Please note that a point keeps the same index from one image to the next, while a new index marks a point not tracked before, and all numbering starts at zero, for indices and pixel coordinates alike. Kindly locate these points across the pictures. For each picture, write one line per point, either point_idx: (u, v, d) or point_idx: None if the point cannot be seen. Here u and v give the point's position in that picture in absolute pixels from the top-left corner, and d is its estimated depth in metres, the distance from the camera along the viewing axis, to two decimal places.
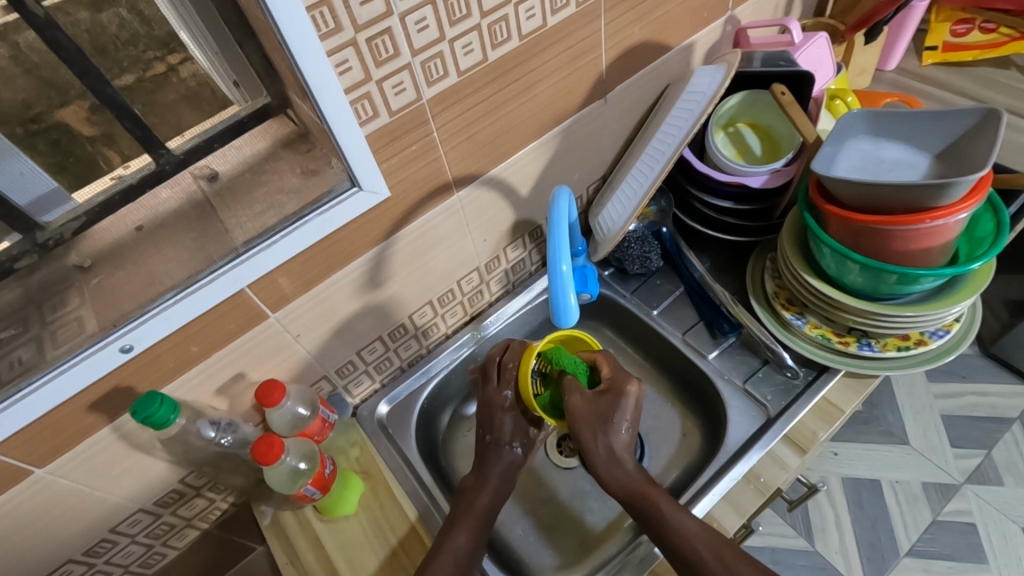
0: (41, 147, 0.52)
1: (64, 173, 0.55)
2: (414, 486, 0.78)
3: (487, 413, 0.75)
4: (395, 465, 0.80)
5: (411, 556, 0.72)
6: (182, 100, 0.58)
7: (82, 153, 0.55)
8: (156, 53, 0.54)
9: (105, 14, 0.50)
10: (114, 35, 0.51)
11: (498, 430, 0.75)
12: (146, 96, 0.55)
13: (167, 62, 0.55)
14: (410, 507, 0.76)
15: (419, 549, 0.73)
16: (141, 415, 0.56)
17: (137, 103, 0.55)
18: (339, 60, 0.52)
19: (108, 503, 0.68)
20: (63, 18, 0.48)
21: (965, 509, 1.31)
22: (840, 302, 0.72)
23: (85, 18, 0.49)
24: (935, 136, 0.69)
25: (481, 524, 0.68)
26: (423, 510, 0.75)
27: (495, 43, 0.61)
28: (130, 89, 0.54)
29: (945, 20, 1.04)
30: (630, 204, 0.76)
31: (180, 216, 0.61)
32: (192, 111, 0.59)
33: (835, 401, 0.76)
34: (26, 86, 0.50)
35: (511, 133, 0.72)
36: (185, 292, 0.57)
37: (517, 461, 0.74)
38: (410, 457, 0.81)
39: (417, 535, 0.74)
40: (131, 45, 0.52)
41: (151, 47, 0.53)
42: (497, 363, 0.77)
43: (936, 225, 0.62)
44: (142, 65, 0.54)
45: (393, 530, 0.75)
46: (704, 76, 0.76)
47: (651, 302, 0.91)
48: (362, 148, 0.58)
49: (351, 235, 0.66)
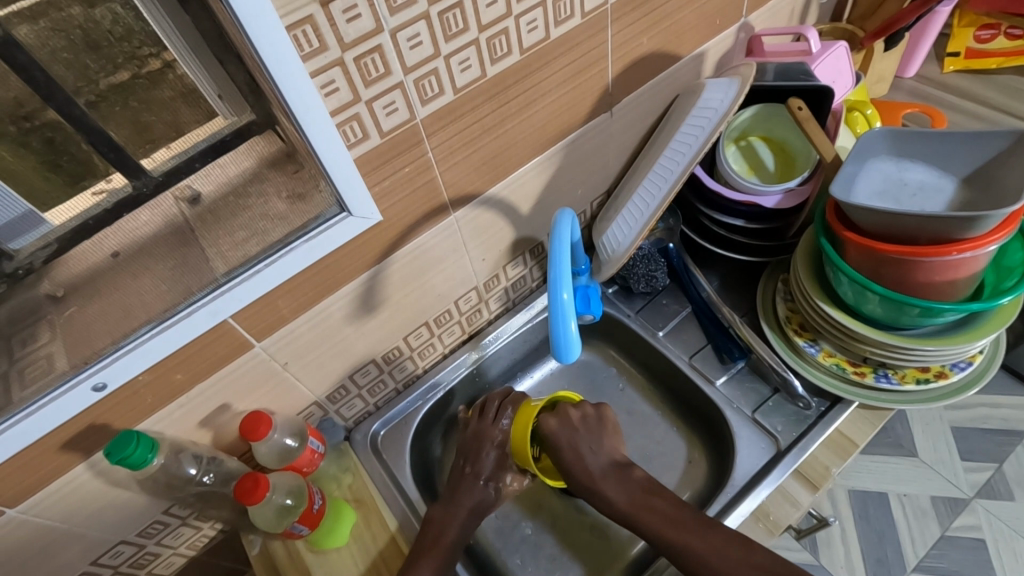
0: (34, 146, 0.47)
1: (57, 172, 0.50)
2: (407, 514, 0.75)
3: (476, 445, 0.76)
4: (388, 491, 0.77)
5: (388, 563, 0.71)
6: (180, 97, 0.51)
7: (75, 151, 0.49)
8: (151, 48, 0.47)
9: (98, 9, 0.44)
10: (108, 31, 0.45)
11: (479, 462, 0.75)
12: (141, 94, 0.49)
13: (162, 58, 0.48)
14: (391, 516, 0.75)
15: (398, 559, 0.72)
16: (116, 457, 0.53)
17: (129, 100, 0.49)
18: (325, 81, 0.48)
19: (86, 538, 0.65)
20: (53, 13, 0.43)
21: (975, 524, 1.28)
22: (858, 332, 0.68)
23: (77, 13, 0.44)
24: (963, 158, 0.65)
25: (449, 560, 0.67)
26: (404, 520, 0.74)
27: (494, 58, 0.58)
28: (124, 86, 0.48)
29: (969, 25, 0.99)
30: (636, 224, 0.73)
31: (160, 242, 0.56)
32: (189, 110, 0.52)
33: (850, 435, 0.73)
34: (19, 84, 0.44)
35: (512, 150, 0.68)
36: (163, 326, 0.55)
37: (489, 499, 0.74)
38: (404, 485, 0.78)
39: (397, 544, 0.73)
40: (125, 41, 0.46)
41: (146, 42, 0.47)
42: (496, 404, 0.78)
43: (964, 257, 0.58)
44: (137, 61, 0.48)
45: (371, 537, 0.73)
46: (716, 89, 0.73)
47: (657, 322, 0.87)
48: (350, 173, 0.55)
49: (340, 260, 0.62)
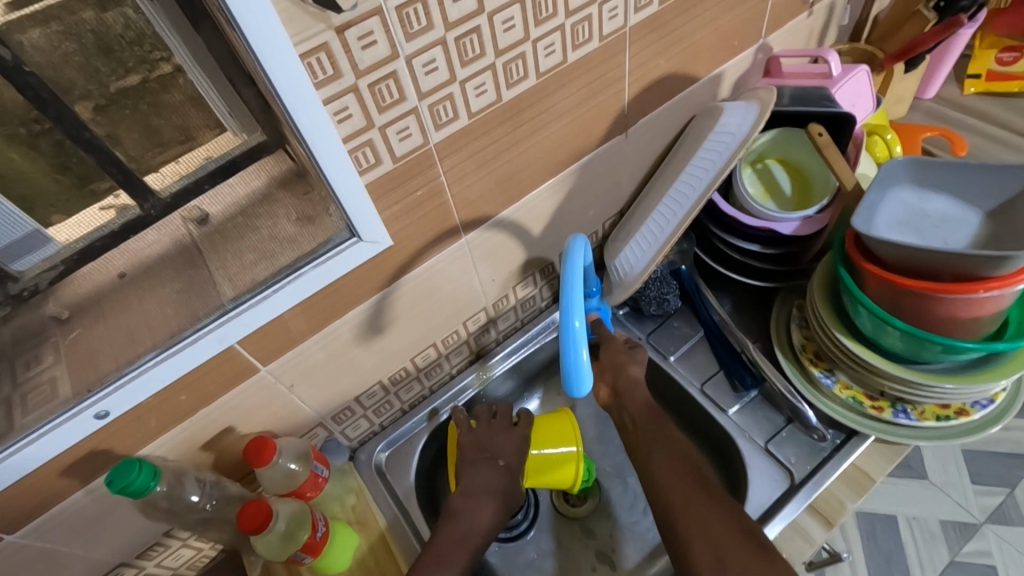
0: (43, 147, 0.47)
1: (66, 174, 0.49)
2: (403, 526, 0.74)
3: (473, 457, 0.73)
4: (382, 497, 0.77)
5: (379, 566, 0.71)
6: (189, 100, 0.49)
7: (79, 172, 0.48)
8: (164, 53, 0.45)
9: (110, 13, 0.42)
10: (120, 36, 0.44)
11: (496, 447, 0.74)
12: (150, 98, 0.48)
13: (174, 62, 0.46)
14: (381, 513, 0.75)
15: (390, 563, 0.72)
16: (117, 485, 0.52)
17: (141, 104, 0.48)
18: (338, 107, 0.47)
19: (86, 560, 0.64)
20: (65, 18, 0.41)
21: (986, 550, 1.26)
22: (876, 367, 0.66)
23: (89, 17, 0.42)
24: (989, 190, 0.63)
25: None
26: (394, 519, 0.74)
27: (510, 82, 0.56)
28: (136, 90, 0.47)
29: (990, 47, 0.97)
30: (651, 248, 0.71)
31: (167, 260, 0.56)
32: (199, 113, 0.50)
33: (865, 469, 0.71)
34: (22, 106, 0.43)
35: (525, 171, 0.67)
36: (167, 352, 0.53)
37: None
38: (401, 494, 0.78)
39: (394, 558, 0.72)
40: (136, 45, 0.44)
41: (158, 46, 0.45)
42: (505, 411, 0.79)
43: (990, 296, 0.56)
44: (148, 65, 0.46)
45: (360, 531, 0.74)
46: (734, 114, 0.71)
47: (668, 346, 0.85)
48: (360, 199, 0.53)
49: (349, 284, 0.61)
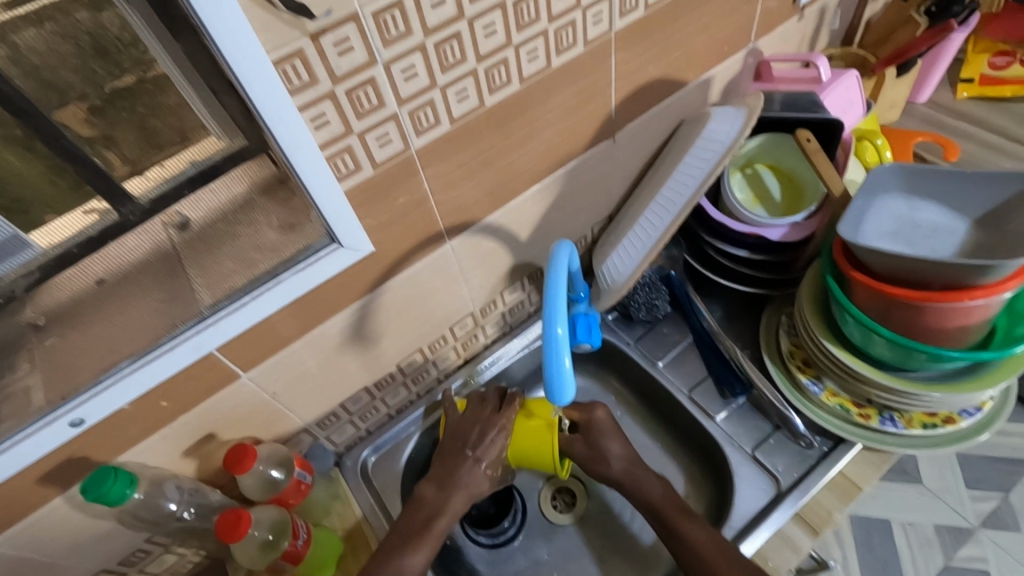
0: (41, 150, 0.44)
1: (62, 177, 0.46)
2: (374, 508, 0.76)
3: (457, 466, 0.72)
4: (359, 487, 0.78)
5: (354, 551, 0.73)
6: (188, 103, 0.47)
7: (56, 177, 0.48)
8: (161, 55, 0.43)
9: (106, 14, 0.40)
10: (117, 38, 0.42)
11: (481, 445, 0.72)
12: (147, 100, 0.46)
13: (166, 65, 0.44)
14: (358, 504, 0.77)
15: (364, 551, 0.73)
16: (93, 494, 0.52)
17: (137, 105, 0.46)
18: (315, 114, 0.47)
19: (66, 568, 0.63)
20: (61, 19, 0.40)
21: (980, 556, 1.25)
22: (864, 375, 0.66)
23: (85, 18, 0.40)
24: (976, 197, 0.63)
25: None
26: (370, 509, 0.76)
27: (493, 87, 0.56)
28: (131, 91, 0.45)
29: (983, 51, 0.98)
30: (639, 254, 0.71)
31: (146, 268, 0.54)
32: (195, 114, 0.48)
33: (853, 477, 0.70)
34: None
35: (510, 177, 0.66)
36: (144, 360, 0.54)
37: None
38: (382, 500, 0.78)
39: (364, 537, 0.74)
40: (133, 46, 0.43)
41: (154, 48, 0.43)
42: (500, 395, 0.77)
43: (976, 304, 0.55)
44: (145, 66, 0.44)
45: (338, 519, 0.76)
46: (723, 120, 0.70)
47: (657, 352, 0.85)
48: (339, 205, 0.53)
49: (332, 290, 0.61)
